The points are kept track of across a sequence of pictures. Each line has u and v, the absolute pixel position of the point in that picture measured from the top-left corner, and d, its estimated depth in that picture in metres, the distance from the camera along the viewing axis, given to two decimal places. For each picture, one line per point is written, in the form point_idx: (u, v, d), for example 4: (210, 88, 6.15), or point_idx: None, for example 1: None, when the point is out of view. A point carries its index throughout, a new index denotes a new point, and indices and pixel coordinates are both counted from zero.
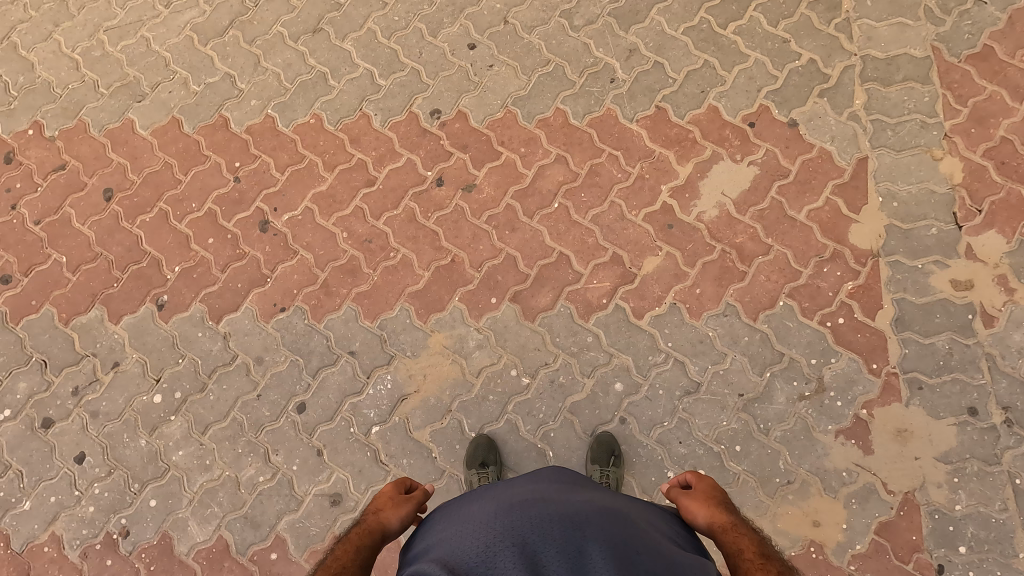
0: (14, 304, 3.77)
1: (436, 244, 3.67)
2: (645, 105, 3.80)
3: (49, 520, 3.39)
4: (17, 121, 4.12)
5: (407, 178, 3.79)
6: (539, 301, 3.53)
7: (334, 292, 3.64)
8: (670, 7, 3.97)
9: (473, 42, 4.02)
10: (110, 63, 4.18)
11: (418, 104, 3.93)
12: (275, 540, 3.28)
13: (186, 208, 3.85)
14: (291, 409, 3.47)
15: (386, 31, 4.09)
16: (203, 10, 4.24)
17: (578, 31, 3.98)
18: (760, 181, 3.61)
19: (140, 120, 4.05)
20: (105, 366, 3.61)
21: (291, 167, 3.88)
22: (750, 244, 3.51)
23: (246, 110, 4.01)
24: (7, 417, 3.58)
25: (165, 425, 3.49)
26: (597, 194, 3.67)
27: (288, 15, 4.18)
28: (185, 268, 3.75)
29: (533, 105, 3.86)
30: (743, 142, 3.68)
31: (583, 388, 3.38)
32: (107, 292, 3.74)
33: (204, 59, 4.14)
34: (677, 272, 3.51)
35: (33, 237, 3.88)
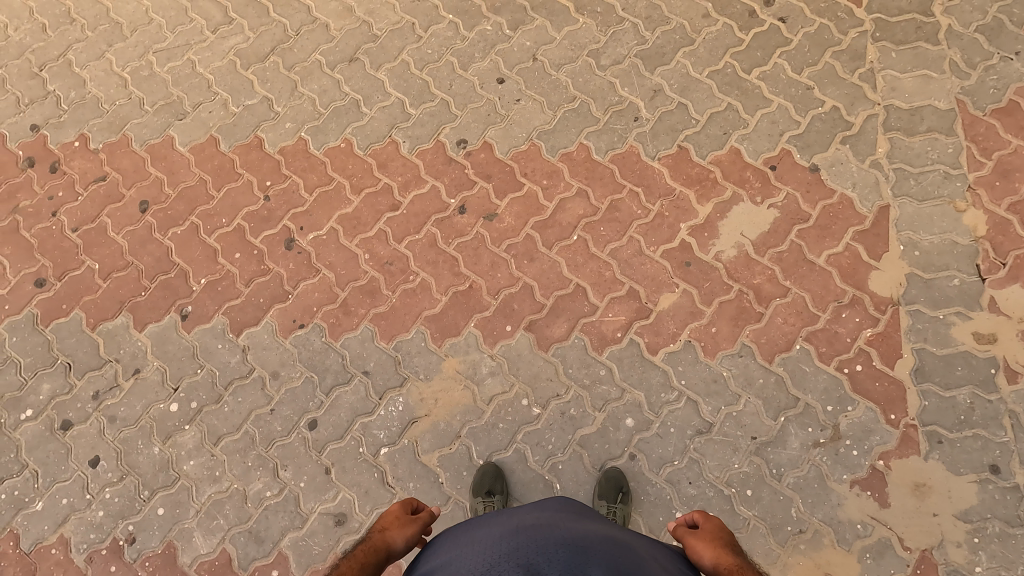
0: (46, 307, 3.89)
1: (455, 270, 3.73)
2: (668, 144, 3.87)
3: (59, 522, 3.43)
4: (64, 133, 4.32)
5: (431, 204, 3.88)
6: (554, 331, 3.55)
7: (353, 311, 3.70)
8: (695, 51, 4.07)
9: (502, 77, 4.15)
10: (156, 82, 4.40)
11: (445, 133, 4.05)
12: (277, 557, 3.28)
13: (217, 223, 3.98)
14: (302, 425, 3.51)
15: (420, 63, 4.25)
16: (248, 37, 4.46)
17: (605, 70, 4.09)
18: (780, 224, 3.62)
19: (180, 137, 4.23)
20: (126, 373, 3.69)
21: (320, 188, 4.00)
22: (768, 286, 3.51)
23: (280, 132, 4.17)
24: (28, 417, 3.66)
25: (178, 434, 3.55)
26: (616, 228, 3.72)
27: (327, 44, 4.37)
28: (211, 281, 3.86)
29: (557, 139, 3.96)
30: (763, 184, 3.71)
31: (593, 421, 3.37)
32: (134, 300, 3.86)
33: (245, 83, 4.33)
34: (693, 310, 3.51)
35: (70, 243, 4.03)
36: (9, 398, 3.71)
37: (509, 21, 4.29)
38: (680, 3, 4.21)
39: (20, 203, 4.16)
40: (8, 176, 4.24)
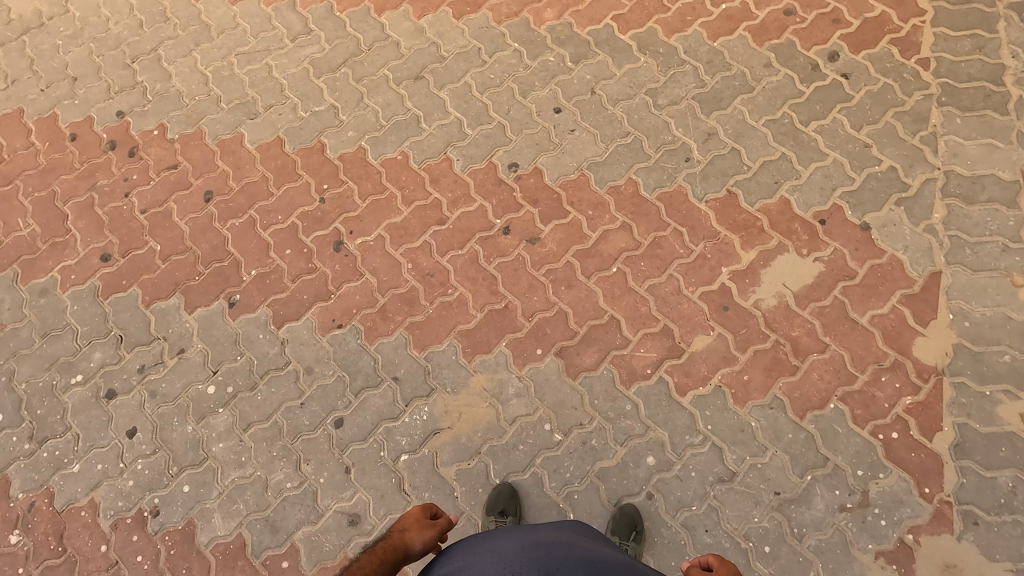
0: (108, 280, 4.14)
1: (493, 288, 3.80)
2: (717, 187, 3.88)
3: (92, 486, 3.59)
4: (146, 122, 4.63)
5: (477, 222, 3.99)
6: (584, 360, 3.57)
7: (390, 317, 3.81)
8: (754, 99, 4.10)
9: (559, 106, 4.26)
10: (234, 82, 4.68)
11: (498, 156, 4.16)
12: (289, 549, 3.35)
13: (273, 219, 4.18)
14: (328, 422, 3.60)
15: (481, 86, 4.40)
16: (323, 48, 4.70)
17: (661, 109, 4.15)
18: (824, 278, 3.58)
19: (249, 135, 4.48)
20: (171, 351, 3.88)
21: (373, 196, 4.16)
22: (806, 339, 3.45)
23: (342, 140, 4.37)
24: (77, 382, 3.86)
25: (212, 416, 3.69)
26: (657, 265, 3.73)
27: (396, 61, 4.57)
28: (260, 273, 4.03)
29: (607, 172, 4.02)
30: (811, 237, 3.68)
31: (614, 455, 3.35)
32: (188, 283, 4.06)
33: (315, 90, 4.56)
34: (726, 355, 3.48)
35: (137, 224, 4.29)
36: (63, 361, 3.92)
37: (572, 54, 4.41)
38: (742, 51, 4.26)
39: (98, 182, 4.45)
40: (90, 156, 4.56)
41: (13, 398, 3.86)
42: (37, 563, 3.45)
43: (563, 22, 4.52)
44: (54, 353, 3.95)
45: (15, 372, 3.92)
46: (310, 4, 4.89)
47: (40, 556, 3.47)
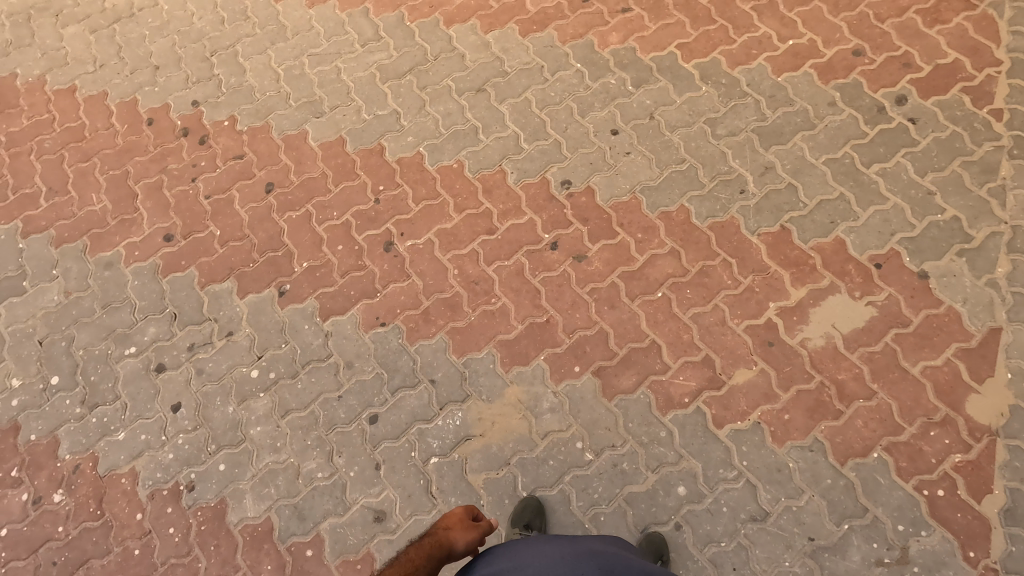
0: (168, 259, 4.32)
1: (536, 302, 3.83)
2: (770, 221, 3.85)
3: (134, 455, 3.73)
4: (218, 113, 4.85)
5: (525, 235, 4.03)
6: (621, 382, 3.55)
7: (432, 320, 3.87)
8: (815, 136, 4.06)
9: (617, 129, 4.30)
10: (304, 82, 4.87)
11: (552, 172, 4.22)
12: (315, 538, 3.41)
13: (328, 214, 4.31)
14: (364, 417, 3.66)
15: (541, 103, 4.48)
16: (391, 54, 4.86)
17: (719, 139, 4.15)
18: (875, 324, 3.50)
19: (313, 133, 4.64)
20: (221, 333, 4.02)
21: (426, 201, 4.25)
22: (853, 384, 3.37)
23: (401, 144, 4.49)
24: (130, 354, 4.03)
25: (252, 399, 3.80)
26: (703, 294, 3.71)
27: (460, 72, 4.69)
28: (312, 266, 4.15)
29: (659, 197, 4.03)
30: (865, 280, 3.61)
31: (645, 480, 3.32)
32: (242, 269, 4.21)
33: (379, 95, 4.71)
34: (767, 392, 3.42)
35: (200, 208, 4.48)
36: (119, 333, 4.10)
37: (633, 78, 4.46)
38: (807, 88, 4.23)
39: (169, 165, 4.68)
40: (164, 141, 4.79)
41: (70, 363, 4.04)
42: (76, 523, 3.59)
43: (628, 46, 4.58)
44: (112, 324, 4.14)
45: (75, 338, 4.12)
46: (382, 12, 5.07)
47: (79, 517, 3.60)
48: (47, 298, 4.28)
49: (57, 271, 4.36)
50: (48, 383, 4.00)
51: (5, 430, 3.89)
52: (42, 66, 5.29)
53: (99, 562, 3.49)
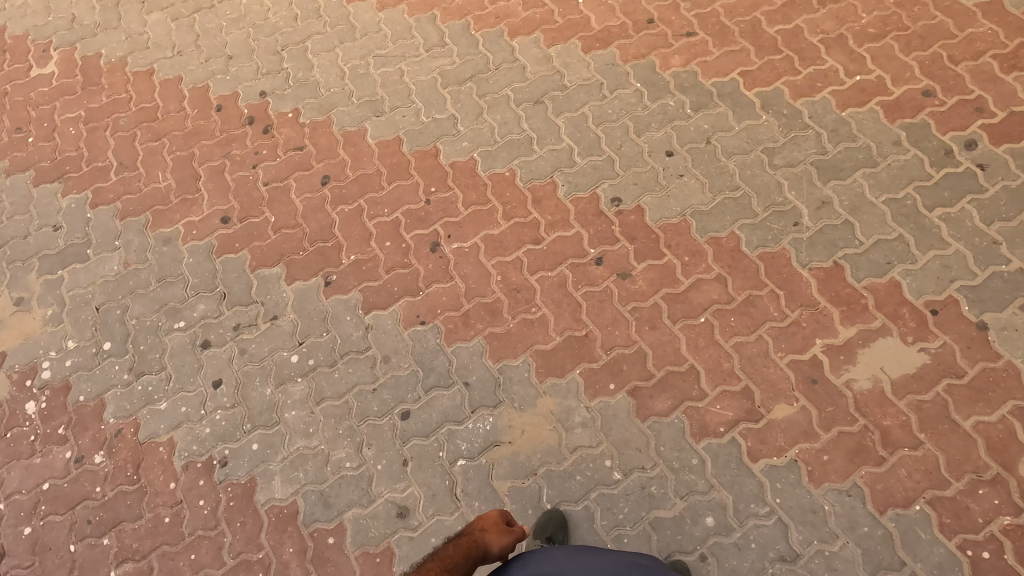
0: (223, 240, 4.48)
1: (576, 315, 3.82)
2: (823, 256, 3.77)
3: (173, 425, 3.85)
4: (283, 105, 5.02)
5: (571, 248, 4.04)
6: (656, 404, 3.51)
7: (472, 324, 3.90)
8: (876, 174, 3.98)
9: (672, 150, 4.29)
10: (368, 81, 5.01)
11: (603, 188, 4.22)
12: (337, 526, 3.46)
13: (379, 211, 4.40)
14: (396, 412, 3.71)
15: (598, 119, 4.50)
16: (454, 61, 4.96)
17: (776, 169, 4.10)
18: (927, 371, 3.38)
19: (372, 131, 4.77)
20: (266, 316, 4.13)
21: (476, 206, 4.31)
22: (898, 431, 3.26)
23: (456, 148, 4.57)
24: (179, 327, 4.18)
25: (290, 383, 3.88)
26: (747, 323, 3.65)
27: (520, 83, 4.76)
28: (358, 259, 4.24)
29: (709, 222, 3.99)
30: (919, 326, 3.50)
31: (672, 506, 3.26)
32: (292, 256, 4.33)
33: (439, 99, 4.81)
34: (807, 430, 3.33)
35: (258, 194, 4.63)
36: (170, 306, 4.26)
37: (693, 101, 4.45)
38: (871, 125, 4.15)
39: (232, 151, 4.86)
40: (230, 127, 4.99)
41: (122, 330, 4.21)
42: (112, 485, 3.72)
43: (689, 70, 4.58)
44: (165, 297, 4.30)
45: (129, 307, 4.29)
46: (449, 19, 5.19)
47: (117, 479, 3.73)
48: (107, 267, 4.48)
49: (119, 243, 4.57)
50: (100, 348, 4.17)
51: (57, 388, 4.07)
52: (125, 48, 5.57)
53: (131, 526, 3.60)
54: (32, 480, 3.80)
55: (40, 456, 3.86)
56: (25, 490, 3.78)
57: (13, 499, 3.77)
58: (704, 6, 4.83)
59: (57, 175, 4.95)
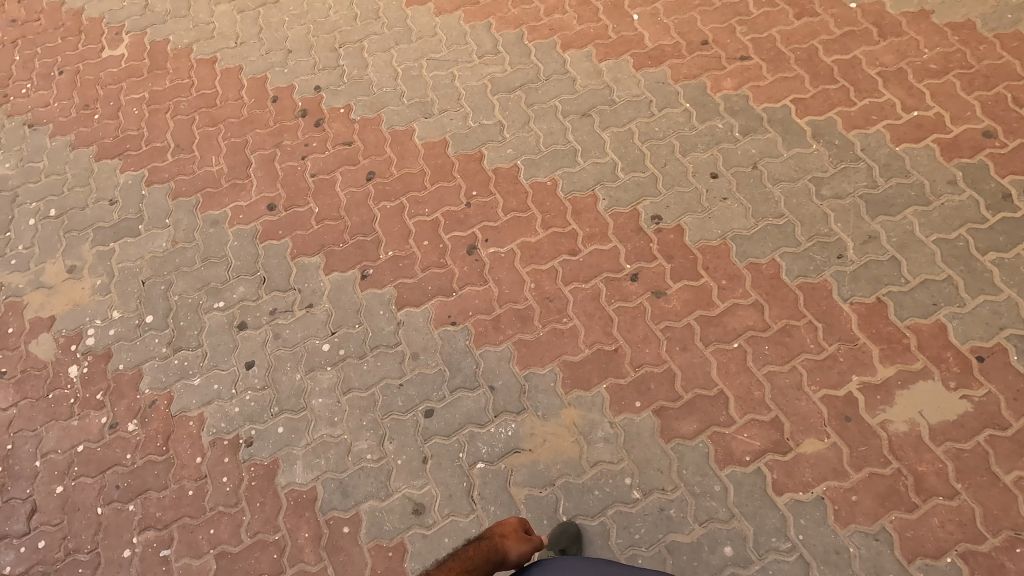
0: (267, 227, 4.60)
1: (607, 329, 3.81)
2: (866, 291, 3.68)
3: (205, 402, 3.96)
4: (336, 100, 5.16)
5: (607, 262, 4.03)
6: (681, 426, 3.46)
7: (502, 329, 3.92)
8: (928, 212, 3.88)
9: (717, 173, 4.25)
10: (420, 83, 5.11)
11: (643, 204, 4.21)
12: (353, 516, 3.50)
13: (420, 210, 4.47)
14: (420, 409, 3.74)
15: (644, 136, 4.50)
16: (505, 69, 5.03)
17: (823, 200, 4.03)
18: (969, 420, 3.27)
19: (419, 132, 4.85)
20: (302, 303, 4.22)
21: (515, 213, 4.34)
22: (934, 479, 3.16)
23: (501, 154, 4.61)
24: (219, 307, 4.30)
25: (319, 371, 3.95)
26: (781, 353, 3.58)
27: (568, 95, 4.79)
28: (396, 256, 4.31)
29: (750, 247, 3.94)
30: (963, 371, 3.39)
31: (690, 531, 3.21)
32: (332, 248, 4.42)
33: (488, 105, 4.87)
34: (837, 468, 3.24)
35: (305, 185, 4.75)
36: (212, 286, 4.39)
37: (742, 125, 4.41)
38: (926, 162, 4.05)
39: (283, 141, 5.01)
40: (284, 118, 5.14)
41: (164, 305, 4.36)
42: (142, 454, 3.84)
43: (741, 94, 4.55)
44: (207, 277, 4.44)
45: (173, 284, 4.44)
46: (504, 28, 5.26)
47: (147, 448, 3.85)
48: (156, 244, 4.64)
49: (169, 221, 4.74)
50: (143, 320, 4.32)
51: (99, 355, 4.22)
52: (191, 36, 5.81)
53: (156, 495, 3.70)
54: (68, 442, 3.94)
55: (78, 419, 4.01)
56: (61, 450, 3.93)
57: (49, 457, 3.92)
58: (760, 31, 4.80)
59: (117, 152, 5.17)
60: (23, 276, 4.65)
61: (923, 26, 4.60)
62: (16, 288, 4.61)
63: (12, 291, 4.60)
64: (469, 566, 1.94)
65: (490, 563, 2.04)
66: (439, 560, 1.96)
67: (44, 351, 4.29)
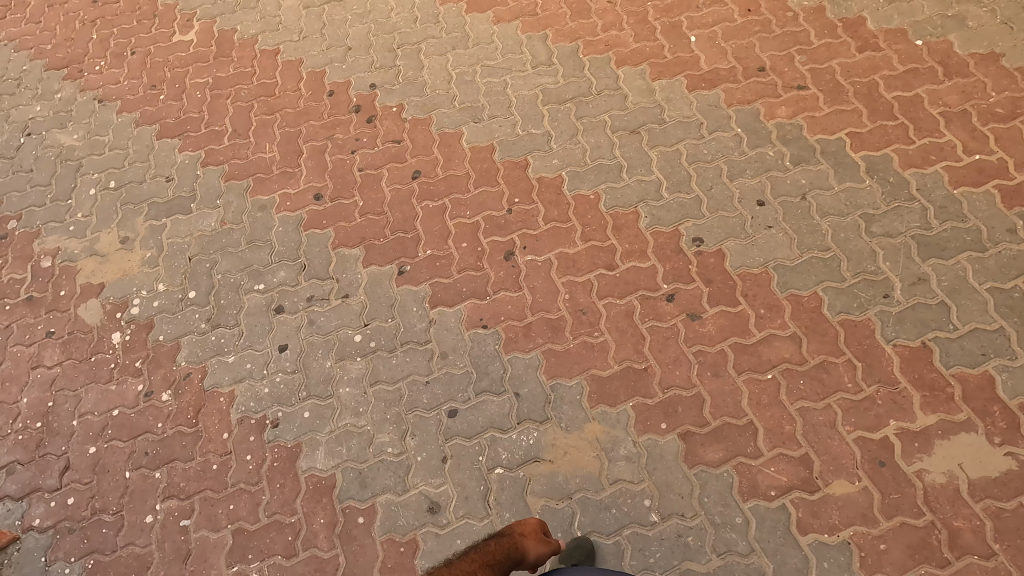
0: (312, 215, 4.71)
1: (638, 347, 3.77)
2: (911, 334, 3.56)
3: (236, 379, 4.05)
4: (390, 99, 5.27)
5: (644, 280, 4.00)
6: (706, 453, 3.40)
7: (532, 337, 3.92)
8: (983, 259, 3.74)
9: (763, 201, 4.19)
10: (472, 88, 5.19)
11: (685, 226, 4.17)
12: (369, 508, 3.52)
13: (461, 212, 4.52)
14: (443, 408, 3.76)
15: (692, 157, 4.47)
16: (558, 80, 5.07)
17: (872, 236, 3.93)
18: (1012, 479, 3.13)
19: (468, 135, 4.92)
20: (338, 293, 4.30)
21: (555, 223, 4.35)
22: (969, 536, 3.03)
23: (546, 164, 4.64)
24: (259, 290, 4.41)
25: (349, 360, 4.01)
26: (817, 389, 3.49)
27: (619, 111, 4.80)
28: (434, 255, 4.36)
29: (792, 278, 3.86)
30: (1009, 428, 3.25)
31: (707, 562, 3.13)
32: (372, 241, 4.50)
33: (538, 115, 4.91)
34: (866, 513, 3.13)
35: (352, 178, 4.86)
36: (254, 269, 4.51)
37: (794, 154, 4.34)
38: (984, 207, 3.92)
39: (335, 135, 5.13)
40: (338, 113, 5.27)
41: (207, 283, 4.50)
42: (173, 424, 3.95)
43: (795, 123, 4.48)
44: (251, 259, 4.56)
45: (217, 263, 4.58)
46: (560, 40, 5.31)
47: (178, 419, 3.96)
48: (205, 223, 4.80)
49: (220, 202, 4.89)
50: (186, 295, 4.46)
51: (141, 324, 4.37)
52: (258, 27, 6.02)
53: (182, 465, 3.80)
54: (104, 405, 4.08)
55: (116, 384, 4.15)
56: (97, 412, 4.07)
57: (85, 418, 4.06)
58: (820, 61, 4.74)
59: (178, 132, 5.38)
60: (79, 242, 4.86)
61: (991, 69, 4.47)
62: (71, 253, 4.81)
63: (67, 256, 4.81)
64: (491, 559, 1.97)
65: (509, 560, 2.06)
66: (462, 551, 1.99)
67: (91, 316, 4.46)
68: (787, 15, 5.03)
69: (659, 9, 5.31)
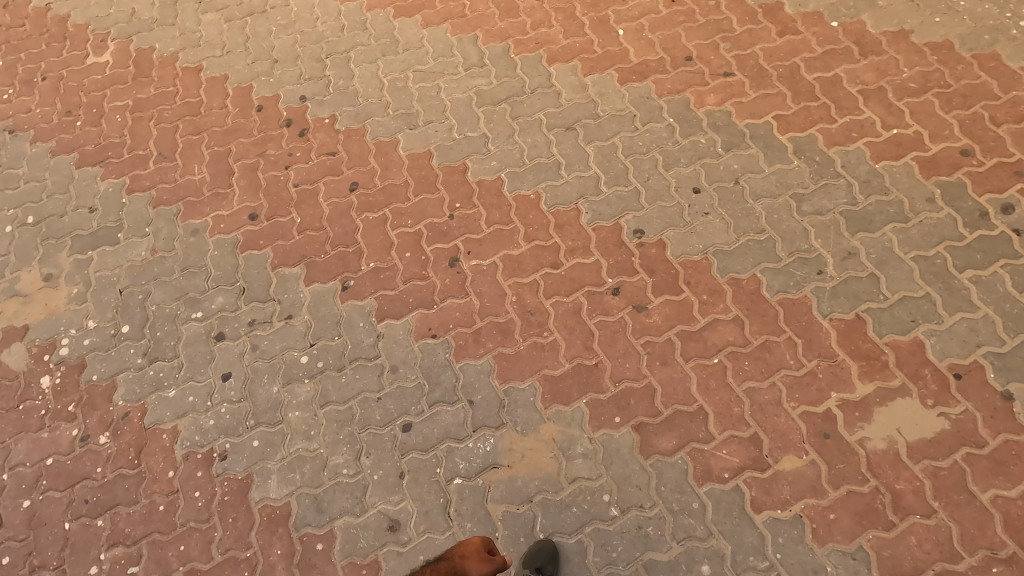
0: (248, 236, 4.56)
1: (587, 344, 3.79)
2: (845, 308, 3.69)
3: (179, 414, 3.89)
4: (322, 110, 5.14)
5: (589, 276, 4.02)
6: (660, 442, 3.44)
7: (482, 342, 3.89)
8: (907, 230, 3.90)
9: (699, 188, 4.27)
10: (405, 94, 5.11)
11: (626, 218, 4.21)
12: (327, 533, 3.44)
13: (403, 221, 4.45)
14: (398, 423, 3.69)
15: (627, 150, 4.51)
16: (491, 81, 5.04)
17: (804, 215, 4.05)
18: (946, 437, 3.28)
19: (404, 142, 4.84)
20: (281, 314, 4.17)
21: (498, 225, 4.32)
22: (911, 497, 3.16)
23: (485, 167, 4.61)
24: (197, 317, 4.24)
25: (297, 383, 3.90)
26: (761, 369, 3.57)
27: (553, 108, 4.80)
28: (377, 267, 4.28)
29: (731, 262, 3.94)
30: (941, 389, 3.40)
31: (668, 550, 3.18)
32: (313, 258, 4.38)
33: (473, 117, 4.87)
34: (815, 486, 3.23)
35: (287, 195, 4.72)
36: (190, 296, 4.34)
37: (724, 140, 4.43)
38: (904, 179, 4.09)
39: (267, 150, 4.98)
40: (268, 128, 5.11)
41: (141, 315, 4.30)
42: (113, 468, 3.76)
43: (724, 110, 4.57)
44: (186, 287, 4.38)
45: (151, 293, 4.38)
46: (491, 40, 5.28)
47: (118, 462, 3.77)
48: (134, 253, 4.59)
49: (149, 229, 4.68)
50: (118, 330, 4.25)
51: (72, 365, 4.15)
52: (178, 44, 5.78)
53: (126, 510, 3.62)
54: (37, 454, 3.86)
55: (48, 431, 3.92)
56: (30, 463, 3.84)
57: (16, 471, 3.83)
58: (743, 48, 4.85)
59: (99, 159, 5.12)
60: None
61: (902, 46, 4.66)
62: None
63: None
64: None
65: None
66: None
67: (16, 361, 4.21)
68: (709, 4, 5.14)
69: (586, 4, 5.34)
